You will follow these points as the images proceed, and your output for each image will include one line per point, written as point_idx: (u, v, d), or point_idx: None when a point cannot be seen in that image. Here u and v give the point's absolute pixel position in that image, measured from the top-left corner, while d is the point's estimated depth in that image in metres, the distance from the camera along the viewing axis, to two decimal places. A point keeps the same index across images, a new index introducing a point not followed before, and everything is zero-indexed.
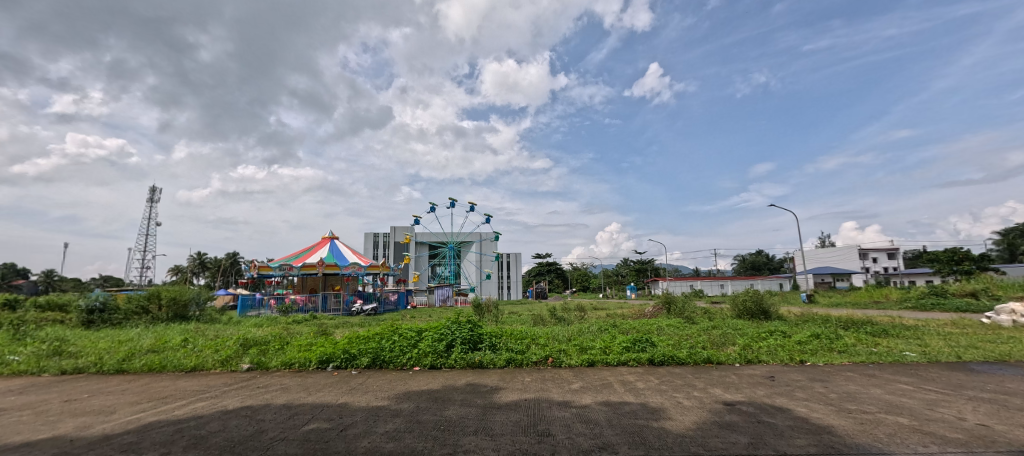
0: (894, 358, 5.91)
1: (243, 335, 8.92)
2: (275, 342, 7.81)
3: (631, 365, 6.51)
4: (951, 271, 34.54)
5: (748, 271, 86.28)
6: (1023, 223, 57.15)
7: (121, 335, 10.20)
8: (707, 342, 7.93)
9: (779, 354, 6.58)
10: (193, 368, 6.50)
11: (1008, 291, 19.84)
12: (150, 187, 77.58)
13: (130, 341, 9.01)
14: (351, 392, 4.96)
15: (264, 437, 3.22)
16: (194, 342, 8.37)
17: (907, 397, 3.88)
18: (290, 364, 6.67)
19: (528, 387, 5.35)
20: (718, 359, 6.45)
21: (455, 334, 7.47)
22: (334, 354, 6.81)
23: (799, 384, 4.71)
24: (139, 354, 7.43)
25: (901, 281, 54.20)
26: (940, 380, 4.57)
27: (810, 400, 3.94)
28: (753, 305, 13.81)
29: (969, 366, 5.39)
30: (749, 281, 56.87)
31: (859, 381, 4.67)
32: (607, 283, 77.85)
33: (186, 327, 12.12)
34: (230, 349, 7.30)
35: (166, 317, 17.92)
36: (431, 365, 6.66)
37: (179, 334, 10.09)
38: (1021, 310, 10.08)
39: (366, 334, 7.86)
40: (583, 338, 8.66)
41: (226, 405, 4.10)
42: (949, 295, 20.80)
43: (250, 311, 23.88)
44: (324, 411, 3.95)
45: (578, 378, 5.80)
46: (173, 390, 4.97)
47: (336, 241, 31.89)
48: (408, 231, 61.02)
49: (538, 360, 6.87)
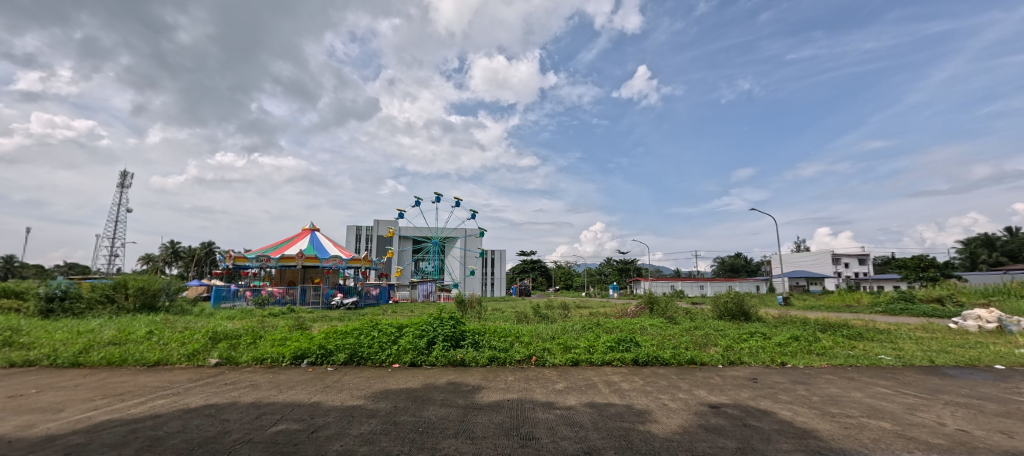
0: (871, 361, 6.03)
1: (214, 328, 8.52)
2: (248, 335, 7.47)
3: (616, 365, 6.47)
4: (918, 277, 36.05)
5: (727, 273, 88.45)
6: (984, 233, 60.15)
7: (81, 326, 9.64)
8: (690, 342, 7.97)
9: (761, 355, 6.66)
10: (157, 363, 6.14)
11: (971, 298, 20.81)
12: (120, 172, 74.28)
13: (89, 332, 8.49)
14: (325, 390, 4.73)
15: (227, 439, 2.99)
16: (160, 334, 7.94)
17: (887, 401, 3.92)
18: (262, 360, 6.39)
19: (511, 387, 5.22)
20: (701, 359, 6.48)
21: (437, 331, 7.29)
22: (309, 349, 6.54)
23: (782, 386, 4.73)
24: (98, 346, 6.99)
25: (870, 286, 56.48)
26: (917, 384, 4.65)
27: (794, 403, 3.93)
28: (734, 307, 14.07)
29: (942, 370, 5.53)
30: (728, 283, 58.29)
31: (840, 384, 4.72)
32: (590, 282, 78.59)
33: (154, 319, 11.57)
34: (198, 343, 6.94)
35: (133, 307, 17.10)
36: (411, 363, 6.47)
37: (145, 326, 9.61)
38: (987, 317, 10.50)
39: (344, 330, 7.58)
40: (567, 337, 8.60)
41: (189, 403, 3.83)
42: (917, 301, 21.69)
43: (224, 302, 23.08)
44: (296, 411, 3.73)
45: (561, 378, 5.71)
46: (132, 386, 4.64)
47: (317, 233, 31.14)
48: (393, 225, 60.14)
49: (521, 359, 6.75)
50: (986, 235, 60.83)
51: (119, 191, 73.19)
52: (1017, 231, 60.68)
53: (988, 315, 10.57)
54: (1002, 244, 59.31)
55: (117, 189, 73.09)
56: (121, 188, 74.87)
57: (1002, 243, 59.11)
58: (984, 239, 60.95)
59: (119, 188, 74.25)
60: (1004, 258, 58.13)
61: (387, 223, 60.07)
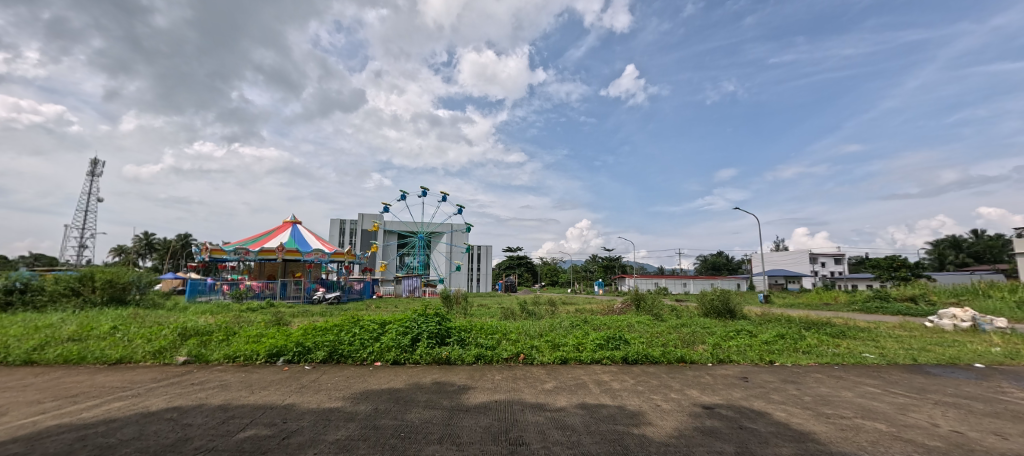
0: (857, 360, 6.08)
1: (185, 323, 8.07)
2: (221, 332, 7.09)
3: (605, 363, 6.38)
4: (890, 277, 37.39)
5: (709, 271, 90.29)
6: (951, 235, 62.84)
7: (39, 320, 9.01)
8: (678, 340, 7.93)
9: (749, 353, 6.65)
10: (119, 361, 5.75)
11: (942, 297, 21.63)
12: (92, 160, 71.21)
13: (48, 327, 7.93)
14: (301, 390, 4.47)
15: (187, 448, 2.73)
16: (126, 330, 7.46)
17: (878, 401, 3.92)
18: (234, 357, 6.05)
19: (499, 387, 5.06)
20: (691, 358, 6.43)
21: (422, 328, 7.05)
22: (286, 346, 6.23)
23: (773, 386, 4.68)
24: (55, 342, 6.53)
25: (845, 284, 58.48)
26: (904, 383, 4.68)
27: (787, 403, 3.87)
28: (720, 305, 14.20)
29: (925, 369, 5.59)
30: (710, 281, 59.30)
31: (830, 383, 4.71)
32: (576, 278, 78.98)
33: (121, 313, 10.96)
34: (165, 339, 6.54)
35: (101, 300, 16.18)
36: (394, 361, 6.24)
37: (111, 320, 9.12)
38: (962, 316, 10.82)
39: (324, 326, 7.26)
40: (555, 335, 8.48)
41: (150, 406, 3.53)
42: (892, 299, 22.46)
43: (199, 297, 22.26)
44: (267, 414, 3.48)
45: (550, 378, 5.57)
46: (87, 386, 4.28)
47: (299, 226, 30.34)
48: (378, 219, 59.20)
49: (509, 358, 6.58)
50: (954, 237, 63.64)
51: (89, 180, 70.09)
52: (982, 233, 63.66)
53: (963, 314, 10.87)
54: (968, 245, 62.25)
55: (87, 179, 69.95)
56: (91, 176, 71.71)
57: (969, 245, 62.05)
58: (951, 240, 63.64)
59: (89, 177, 71.02)
60: (970, 259, 61.02)
61: (372, 217, 59.07)
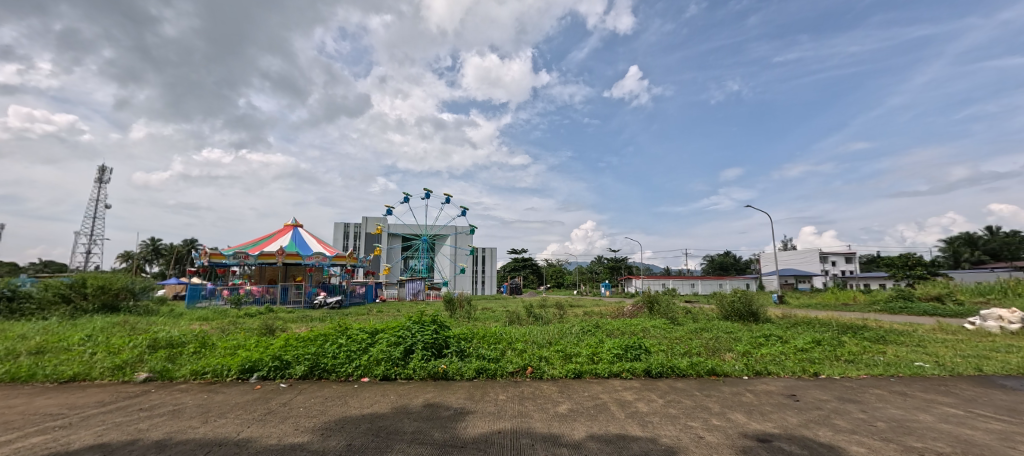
0: (914, 371, 5.32)
1: (160, 332, 7.46)
2: (196, 343, 6.51)
3: (625, 378, 5.67)
4: (906, 275, 36.31)
5: (717, 271, 89.29)
6: (967, 232, 61.63)
7: (11, 331, 8.49)
8: (701, 348, 7.24)
9: (788, 364, 5.90)
10: (73, 378, 5.17)
11: (967, 296, 20.80)
12: (99, 167, 71.81)
13: (13, 339, 7.34)
14: (265, 418, 3.81)
15: None
16: (94, 342, 6.84)
17: (971, 428, 3.17)
18: (203, 374, 5.46)
19: (503, 411, 4.38)
20: (722, 370, 5.72)
21: (416, 338, 6.37)
22: (261, 361, 5.62)
23: (832, 407, 3.94)
24: (10, 356, 5.94)
25: (858, 284, 57.50)
26: (987, 402, 3.92)
27: (860, 432, 3.15)
28: (743, 307, 13.44)
29: (1000, 382, 4.82)
30: (718, 281, 58.45)
31: (899, 403, 3.96)
32: (581, 281, 78.21)
33: (103, 322, 10.37)
34: (133, 352, 5.98)
35: (93, 307, 15.76)
36: (383, 376, 5.59)
37: (85, 330, 8.55)
38: (1010, 317, 9.99)
39: (307, 336, 6.64)
40: (566, 343, 7.77)
41: (72, 443, 2.90)
42: (915, 298, 21.66)
43: (199, 303, 21.53)
44: None
45: (563, 397, 4.86)
46: (16, 414, 3.65)
47: (299, 229, 29.93)
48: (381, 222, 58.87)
49: (515, 371, 5.92)
50: (969, 234, 62.50)
51: (97, 187, 70.81)
52: (999, 229, 62.11)
53: (1010, 315, 10.04)
54: (984, 242, 60.80)
55: (95, 185, 70.74)
56: (98, 183, 72.24)
57: (985, 241, 60.54)
58: (966, 237, 62.44)
59: (97, 184, 71.48)
60: (985, 256, 59.70)
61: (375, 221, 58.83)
